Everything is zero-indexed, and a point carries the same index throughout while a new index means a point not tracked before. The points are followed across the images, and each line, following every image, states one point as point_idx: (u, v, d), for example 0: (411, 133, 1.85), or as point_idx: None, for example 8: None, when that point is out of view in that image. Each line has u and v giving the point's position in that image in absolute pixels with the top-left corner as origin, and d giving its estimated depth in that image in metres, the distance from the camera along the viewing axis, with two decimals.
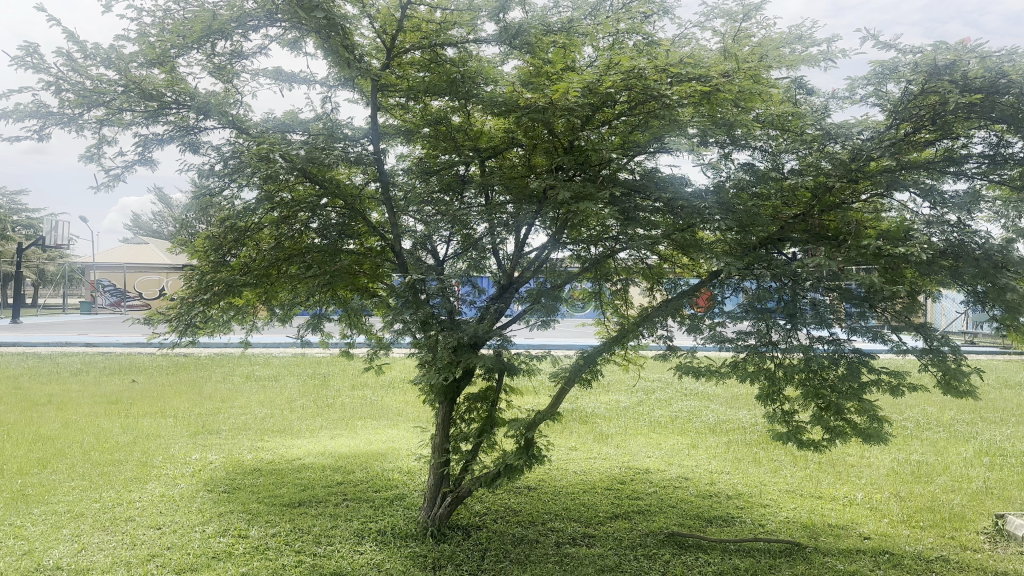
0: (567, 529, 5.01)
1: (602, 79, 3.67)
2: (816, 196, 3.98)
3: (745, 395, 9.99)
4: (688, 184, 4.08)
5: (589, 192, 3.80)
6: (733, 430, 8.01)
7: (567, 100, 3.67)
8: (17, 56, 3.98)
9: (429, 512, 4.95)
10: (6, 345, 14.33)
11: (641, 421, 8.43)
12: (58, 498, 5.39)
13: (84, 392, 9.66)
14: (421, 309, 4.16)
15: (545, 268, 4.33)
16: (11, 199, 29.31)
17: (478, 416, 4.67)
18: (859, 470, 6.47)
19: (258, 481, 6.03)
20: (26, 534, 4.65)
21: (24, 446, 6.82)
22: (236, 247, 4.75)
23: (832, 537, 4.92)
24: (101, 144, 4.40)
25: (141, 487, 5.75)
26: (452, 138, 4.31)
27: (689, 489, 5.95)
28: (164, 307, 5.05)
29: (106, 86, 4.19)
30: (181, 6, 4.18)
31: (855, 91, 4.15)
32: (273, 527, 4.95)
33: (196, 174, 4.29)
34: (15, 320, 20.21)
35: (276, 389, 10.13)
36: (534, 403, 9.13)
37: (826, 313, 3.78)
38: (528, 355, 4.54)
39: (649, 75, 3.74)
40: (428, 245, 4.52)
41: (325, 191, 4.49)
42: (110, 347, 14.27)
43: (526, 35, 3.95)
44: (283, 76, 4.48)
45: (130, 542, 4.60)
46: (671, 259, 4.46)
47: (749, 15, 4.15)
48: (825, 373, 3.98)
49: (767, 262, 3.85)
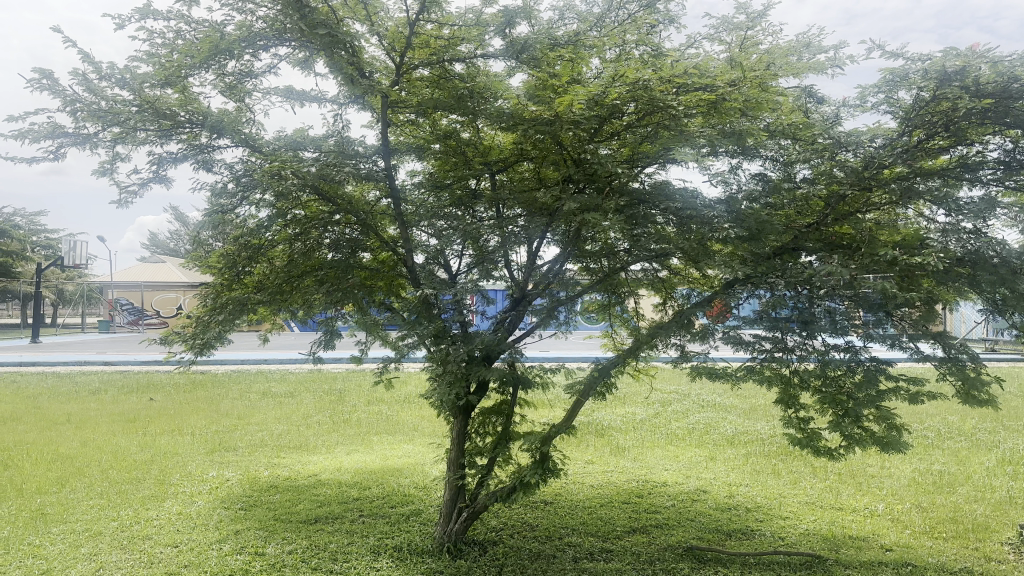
0: (585, 544, 4.96)
1: (609, 91, 3.72)
2: (828, 206, 3.97)
3: (763, 405, 9.92)
4: (699, 195, 4.00)
5: (597, 203, 3.79)
6: (751, 441, 7.93)
7: (573, 112, 3.69)
8: (33, 78, 4.03)
9: (444, 527, 4.90)
10: (25, 364, 14.48)
11: (658, 433, 8.37)
12: (76, 516, 5.42)
13: (103, 410, 9.70)
14: (434, 322, 4.20)
15: (556, 280, 4.33)
16: (32, 220, 29.82)
17: (492, 431, 4.68)
18: (880, 481, 6.38)
19: (275, 498, 6.03)
20: (45, 553, 4.68)
21: (43, 465, 6.87)
22: (249, 263, 4.64)
23: (854, 548, 4.85)
24: (115, 160, 4.44)
25: (158, 505, 5.76)
26: (461, 152, 4.33)
27: (707, 501, 5.90)
28: (180, 324, 5.08)
29: (120, 106, 4.21)
30: (192, 27, 4.20)
31: (866, 99, 4.12)
32: (290, 544, 4.94)
33: (209, 193, 4.30)
34: (35, 338, 20.40)
35: (292, 406, 10.16)
36: (550, 417, 9.10)
37: (841, 321, 3.82)
38: (541, 368, 4.52)
39: (654, 85, 3.71)
40: (440, 259, 4.51)
41: (337, 208, 4.50)
42: (129, 366, 14.40)
43: (532, 50, 4.05)
44: (294, 94, 4.50)
45: (148, 560, 4.60)
46: (681, 272, 4.39)
47: (754, 24, 4.24)
48: (842, 381, 3.93)
49: (783, 270, 3.80)
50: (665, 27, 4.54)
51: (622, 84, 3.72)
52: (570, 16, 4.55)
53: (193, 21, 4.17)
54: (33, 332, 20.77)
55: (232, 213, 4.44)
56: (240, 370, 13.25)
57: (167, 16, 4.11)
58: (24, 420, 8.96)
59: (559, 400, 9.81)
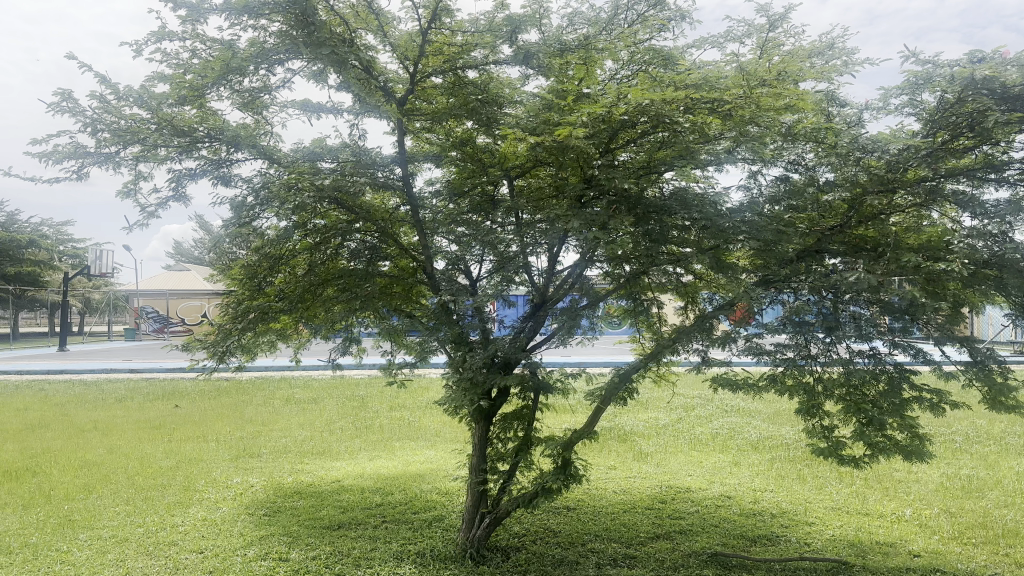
0: (608, 550, 4.94)
1: (614, 109, 3.67)
2: (852, 207, 3.95)
3: (787, 410, 9.83)
4: (719, 201, 3.98)
5: (603, 222, 3.75)
6: (776, 447, 7.86)
7: (577, 135, 3.66)
8: (52, 102, 4.09)
9: (467, 533, 4.88)
10: (53, 373, 14.68)
11: (681, 438, 8.34)
12: (103, 522, 5.49)
13: (128, 418, 9.83)
14: (452, 328, 4.24)
15: (577, 285, 4.32)
16: (58, 230, 30.32)
17: (515, 436, 4.64)
18: (907, 486, 6.30)
19: (298, 503, 6.08)
20: (73, 559, 4.74)
21: (70, 471, 6.98)
22: (272, 273, 4.73)
23: (881, 554, 4.80)
24: (138, 179, 4.50)
25: (183, 511, 5.80)
26: (478, 160, 4.27)
27: (732, 507, 5.86)
28: (203, 331, 5.14)
29: (138, 125, 4.28)
30: (208, 45, 4.25)
31: (889, 101, 4.07)
32: (314, 549, 4.97)
33: (228, 207, 4.33)
34: (63, 346, 20.64)
35: (315, 412, 10.22)
36: (570, 422, 9.07)
37: (867, 326, 3.72)
38: (563, 373, 4.51)
39: (662, 102, 3.66)
40: (461, 265, 4.52)
41: (359, 218, 4.53)
42: (154, 373, 14.55)
43: (535, 58, 4.16)
44: (310, 106, 4.53)
45: (174, 566, 4.64)
46: (705, 277, 4.32)
47: (776, 25, 4.27)
48: (865, 389, 3.93)
49: (805, 273, 3.84)
50: (678, 24, 4.51)
51: (627, 100, 3.66)
52: (579, 21, 4.56)
53: (209, 40, 4.21)
54: (60, 340, 21.01)
55: (253, 226, 4.51)
56: (263, 377, 13.33)
57: (182, 36, 4.15)
58: (52, 428, 9.10)
59: (581, 406, 9.82)
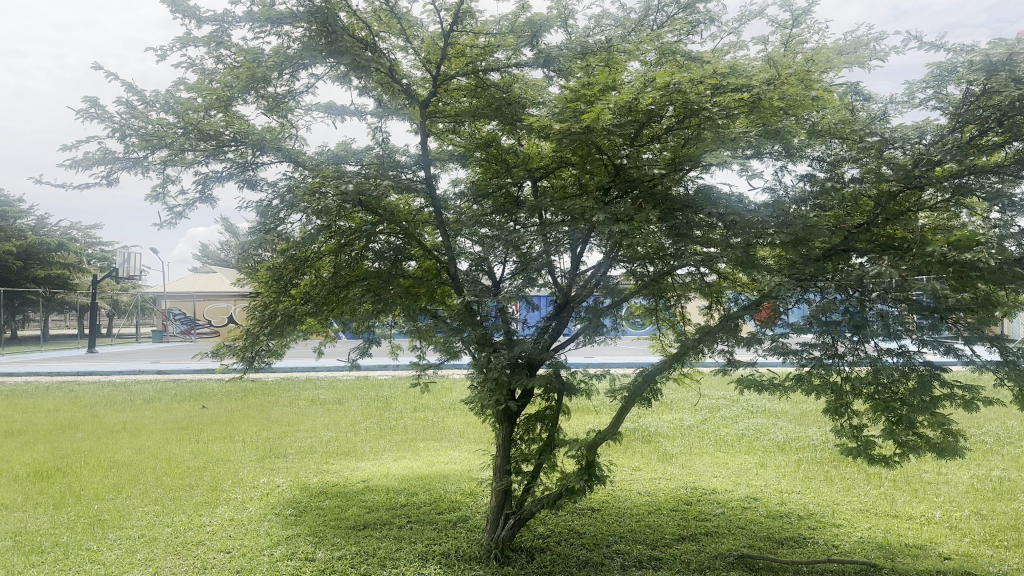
0: (633, 552, 4.92)
1: (641, 97, 3.67)
2: (879, 204, 3.92)
3: (815, 411, 9.74)
4: (744, 199, 3.94)
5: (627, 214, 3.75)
6: (803, 448, 7.78)
7: (604, 121, 3.68)
8: (81, 109, 4.16)
9: (492, 534, 4.89)
10: (84, 374, 14.91)
11: (706, 439, 8.28)
12: (132, 522, 5.56)
13: (157, 418, 9.97)
14: (476, 329, 4.24)
15: (601, 285, 4.30)
16: (88, 233, 30.80)
17: (539, 438, 4.69)
18: (937, 487, 6.21)
19: (324, 503, 6.13)
20: (102, 559, 4.80)
21: (100, 472, 7.09)
22: (297, 275, 4.78)
23: (910, 557, 4.74)
24: (166, 183, 4.56)
25: (211, 511, 5.87)
26: (502, 160, 4.36)
27: (758, 509, 5.81)
28: (230, 334, 5.20)
29: (165, 130, 4.34)
30: (232, 51, 4.29)
31: (914, 95, 4.02)
32: (340, 549, 5.00)
33: (255, 211, 4.39)
34: (93, 349, 20.95)
35: (340, 412, 10.28)
36: (594, 423, 9.05)
37: (894, 325, 3.68)
38: (587, 374, 4.50)
39: (688, 89, 3.67)
40: (485, 266, 4.53)
41: (382, 220, 4.55)
42: (181, 375, 14.71)
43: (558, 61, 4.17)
44: (334, 109, 4.56)
45: (201, 566, 4.69)
46: (730, 276, 4.29)
47: (800, 21, 4.22)
48: (896, 387, 3.89)
49: (831, 272, 3.74)
50: (706, 27, 4.51)
51: (654, 89, 3.67)
52: (607, 23, 4.55)
53: (234, 46, 4.26)
54: (89, 342, 21.32)
55: (279, 229, 4.54)
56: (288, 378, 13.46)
57: (207, 42, 4.18)
58: (82, 428, 9.25)
59: (605, 407, 9.80)
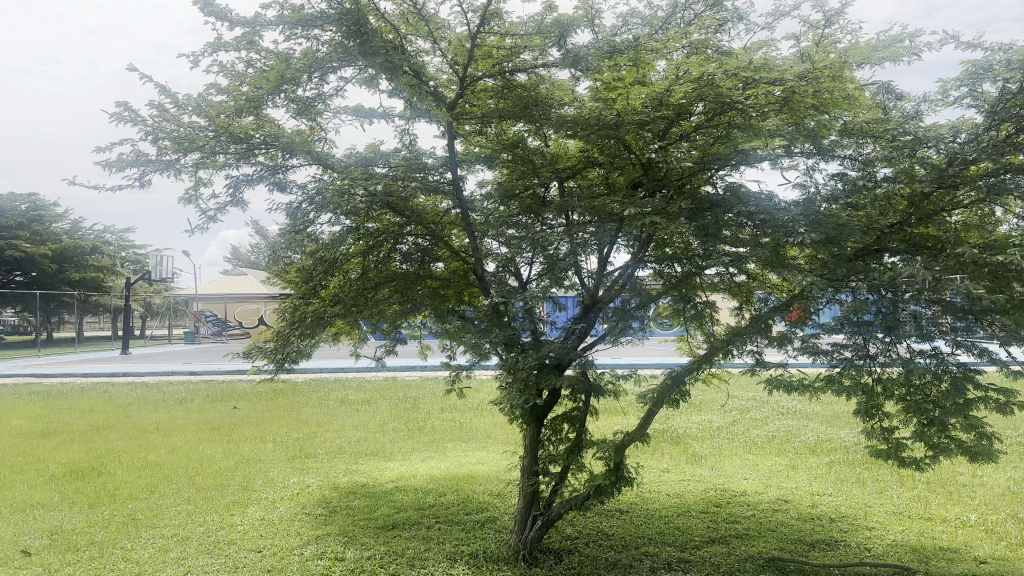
0: (662, 554, 4.90)
1: (673, 91, 3.69)
2: (912, 204, 3.84)
3: (846, 412, 9.63)
4: (774, 198, 3.91)
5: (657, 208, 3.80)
6: (834, 450, 7.69)
7: (635, 110, 3.72)
8: (115, 112, 4.22)
9: (520, 534, 4.89)
10: (118, 375, 15.16)
11: (735, 441, 8.21)
12: (165, 521, 5.64)
13: (190, 419, 10.10)
14: (504, 330, 4.23)
15: (629, 286, 4.28)
16: (121, 237, 31.32)
17: (566, 439, 4.66)
18: (972, 490, 6.11)
19: (354, 502, 6.19)
20: (136, 557, 4.88)
21: (134, 471, 7.20)
22: (326, 277, 4.84)
23: (945, 560, 4.67)
24: (198, 186, 4.62)
25: (242, 510, 5.94)
26: (529, 161, 4.31)
27: (789, 511, 5.75)
28: (261, 335, 5.26)
29: (196, 133, 4.40)
30: (263, 55, 4.34)
31: (948, 93, 3.96)
32: (369, 549, 5.04)
33: (284, 212, 4.43)
34: (127, 350, 21.29)
35: (368, 413, 10.34)
36: (622, 424, 9.02)
37: (928, 326, 3.60)
38: (615, 375, 4.48)
39: (721, 82, 3.64)
40: (511, 267, 4.54)
41: (409, 221, 4.59)
42: (213, 376, 14.89)
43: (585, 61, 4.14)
44: (363, 112, 4.59)
45: (233, 565, 4.75)
46: (759, 277, 4.26)
47: (832, 22, 4.17)
48: (928, 389, 3.84)
49: (863, 273, 3.76)
50: (734, 25, 4.48)
51: (686, 83, 3.68)
52: (634, 21, 4.53)
53: (263, 50, 4.31)
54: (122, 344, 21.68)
55: (309, 231, 4.57)
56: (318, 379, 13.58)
57: (238, 47, 4.24)
58: (117, 428, 9.40)
59: (633, 408, 9.76)
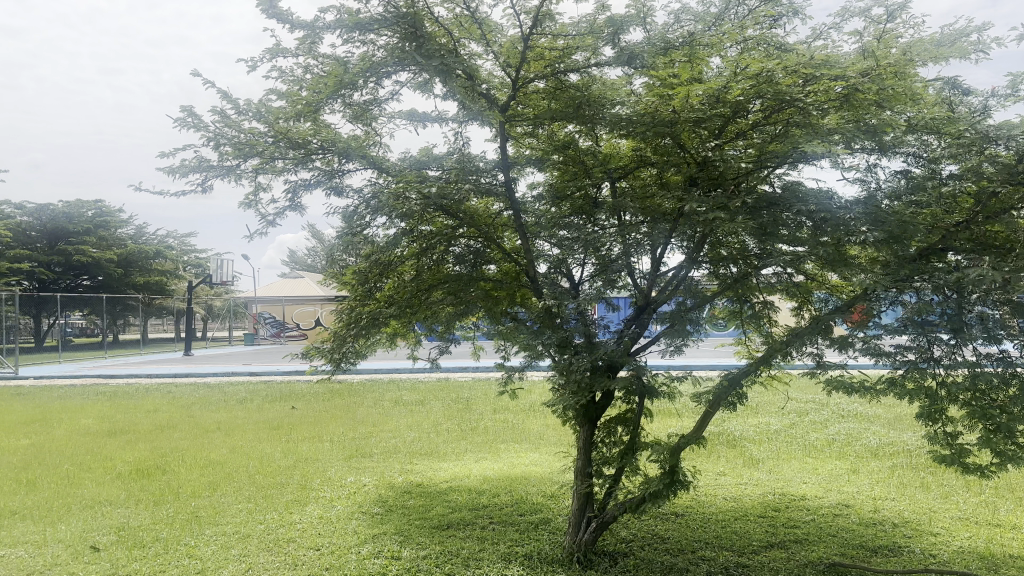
0: (719, 558, 4.84)
1: (729, 87, 3.62)
2: (979, 201, 3.72)
3: (910, 416, 9.36)
4: (833, 196, 3.84)
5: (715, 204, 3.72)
6: (896, 453, 7.49)
7: (691, 106, 3.67)
8: (180, 118, 4.35)
9: (574, 536, 4.88)
10: (181, 376, 15.60)
11: (793, 444, 8.05)
12: (227, 519, 5.79)
13: (250, 418, 10.34)
14: (557, 332, 4.24)
15: (683, 287, 4.20)
16: (183, 241, 32.22)
17: (620, 441, 4.64)
18: None
19: (410, 502, 6.26)
20: (200, 554, 5.01)
21: (197, 469, 7.40)
22: (381, 279, 4.90)
23: (1015, 569, 4.50)
24: (258, 191, 4.73)
25: (301, 509, 6.06)
26: (581, 162, 4.27)
27: (850, 516, 5.62)
28: (318, 336, 5.35)
29: (256, 138, 4.50)
30: (320, 61, 4.43)
31: (1018, 87, 3.83)
32: (425, 548, 5.09)
33: (341, 216, 4.51)
34: (189, 352, 21.89)
35: (422, 413, 10.44)
36: (677, 426, 8.93)
37: (996, 328, 3.51)
38: (669, 378, 4.45)
39: (780, 78, 3.60)
40: (564, 268, 4.56)
41: (462, 223, 4.63)
42: (271, 377, 15.20)
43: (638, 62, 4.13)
44: (417, 116, 4.65)
45: (292, 562, 4.84)
46: (817, 278, 4.18)
47: (894, 17, 4.08)
48: (995, 394, 3.71)
49: (927, 273, 3.63)
50: (791, 21, 4.41)
51: (744, 80, 3.63)
52: (687, 18, 4.48)
53: (320, 56, 4.39)
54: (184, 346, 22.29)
55: (364, 235, 4.64)
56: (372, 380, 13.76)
57: (296, 53, 4.33)
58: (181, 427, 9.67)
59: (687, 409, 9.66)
